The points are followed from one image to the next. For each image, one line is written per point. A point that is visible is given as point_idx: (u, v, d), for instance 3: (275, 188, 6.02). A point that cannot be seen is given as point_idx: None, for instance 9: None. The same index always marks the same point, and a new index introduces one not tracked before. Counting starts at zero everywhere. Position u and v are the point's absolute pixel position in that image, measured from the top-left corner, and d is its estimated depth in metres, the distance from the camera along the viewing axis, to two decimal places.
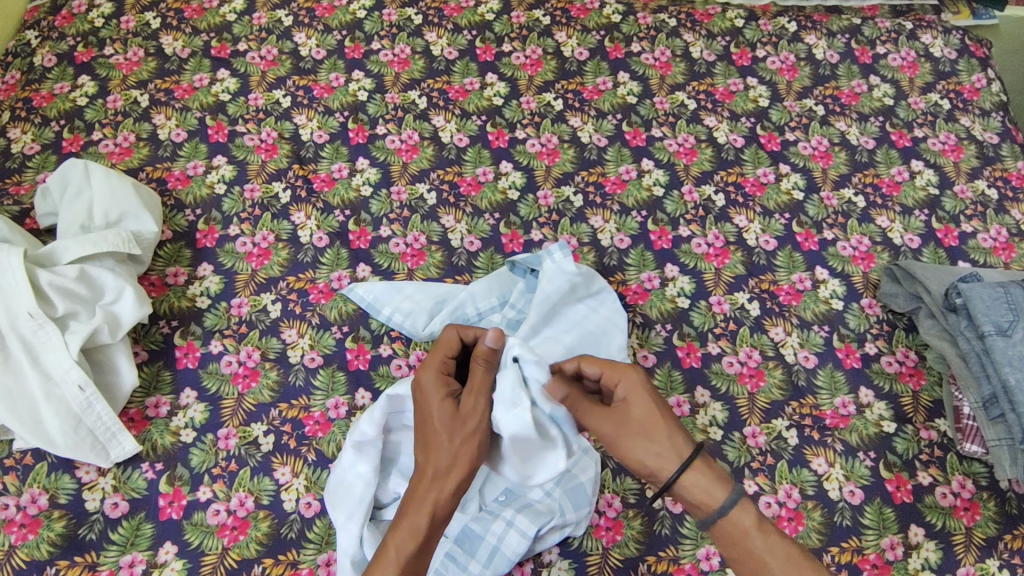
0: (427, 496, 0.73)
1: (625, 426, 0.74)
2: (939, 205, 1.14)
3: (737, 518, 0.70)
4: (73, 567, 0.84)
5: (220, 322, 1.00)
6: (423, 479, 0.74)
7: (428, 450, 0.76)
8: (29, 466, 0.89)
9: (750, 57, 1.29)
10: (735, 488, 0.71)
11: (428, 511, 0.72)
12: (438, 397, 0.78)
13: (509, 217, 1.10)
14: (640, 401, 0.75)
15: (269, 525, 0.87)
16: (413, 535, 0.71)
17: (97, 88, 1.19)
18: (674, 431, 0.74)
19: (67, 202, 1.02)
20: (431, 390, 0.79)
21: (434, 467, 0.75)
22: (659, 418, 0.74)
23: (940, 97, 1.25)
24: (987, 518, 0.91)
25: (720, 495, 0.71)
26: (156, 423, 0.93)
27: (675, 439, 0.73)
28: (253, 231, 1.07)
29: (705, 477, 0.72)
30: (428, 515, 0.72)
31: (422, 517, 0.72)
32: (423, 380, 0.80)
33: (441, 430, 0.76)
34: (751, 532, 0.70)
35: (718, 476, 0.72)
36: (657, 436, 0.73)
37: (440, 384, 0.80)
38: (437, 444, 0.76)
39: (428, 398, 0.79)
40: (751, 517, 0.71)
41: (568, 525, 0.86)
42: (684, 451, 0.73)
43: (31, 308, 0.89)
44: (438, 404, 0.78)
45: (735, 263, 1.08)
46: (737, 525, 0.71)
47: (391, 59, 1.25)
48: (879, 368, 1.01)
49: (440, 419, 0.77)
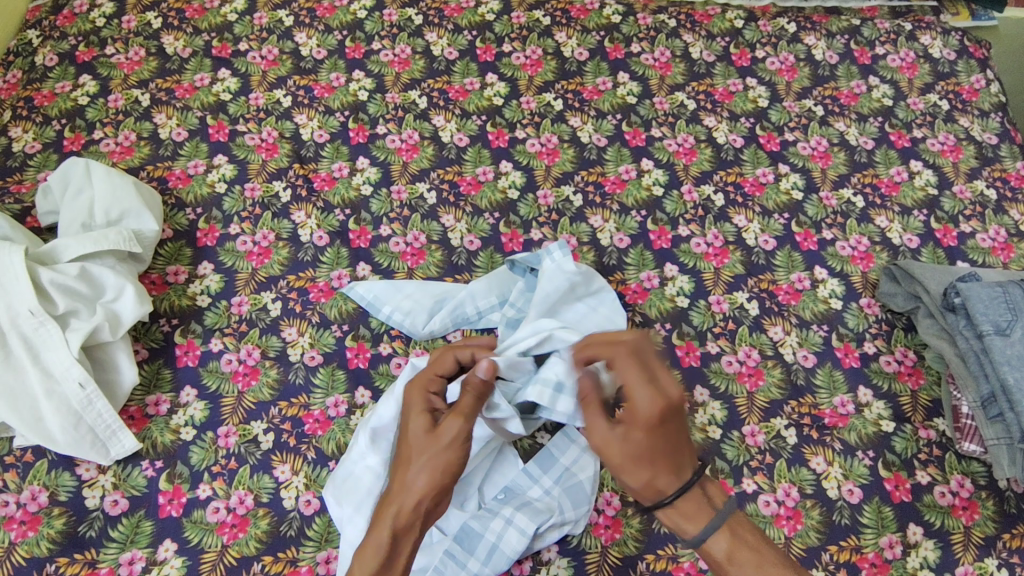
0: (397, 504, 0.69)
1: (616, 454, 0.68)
2: (938, 205, 1.14)
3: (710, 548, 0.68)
4: (73, 565, 0.84)
5: (220, 320, 1.00)
6: (395, 490, 0.70)
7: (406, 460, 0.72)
8: (30, 464, 0.90)
9: (749, 58, 1.29)
10: (715, 519, 0.67)
11: (394, 518, 0.68)
12: (419, 413, 0.75)
13: (509, 216, 1.10)
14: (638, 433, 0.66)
15: (268, 523, 0.87)
16: (376, 549, 0.67)
17: (98, 88, 1.20)
18: (663, 468, 0.67)
19: (68, 201, 1.02)
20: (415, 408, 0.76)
21: (406, 476, 0.70)
22: (656, 454, 0.66)
23: (939, 98, 1.26)
24: (985, 518, 0.91)
25: (692, 530, 0.67)
26: (156, 421, 0.93)
27: (664, 476, 0.67)
28: (254, 230, 1.07)
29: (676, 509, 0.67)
30: (391, 521, 0.68)
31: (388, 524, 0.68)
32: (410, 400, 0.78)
33: (418, 442, 0.72)
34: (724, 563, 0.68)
35: (702, 509, 0.67)
36: (642, 472, 0.67)
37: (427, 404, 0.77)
38: (413, 452, 0.71)
39: (410, 414, 0.76)
40: (725, 544, 0.67)
41: (566, 523, 0.86)
42: (671, 489, 0.67)
43: (32, 305, 0.89)
44: (420, 417, 0.74)
45: (734, 262, 1.08)
46: (710, 554, 0.68)
47: (392, 59, 1.25)
48: (877, 367, 1.01)
49: (420, 433, 0.73)
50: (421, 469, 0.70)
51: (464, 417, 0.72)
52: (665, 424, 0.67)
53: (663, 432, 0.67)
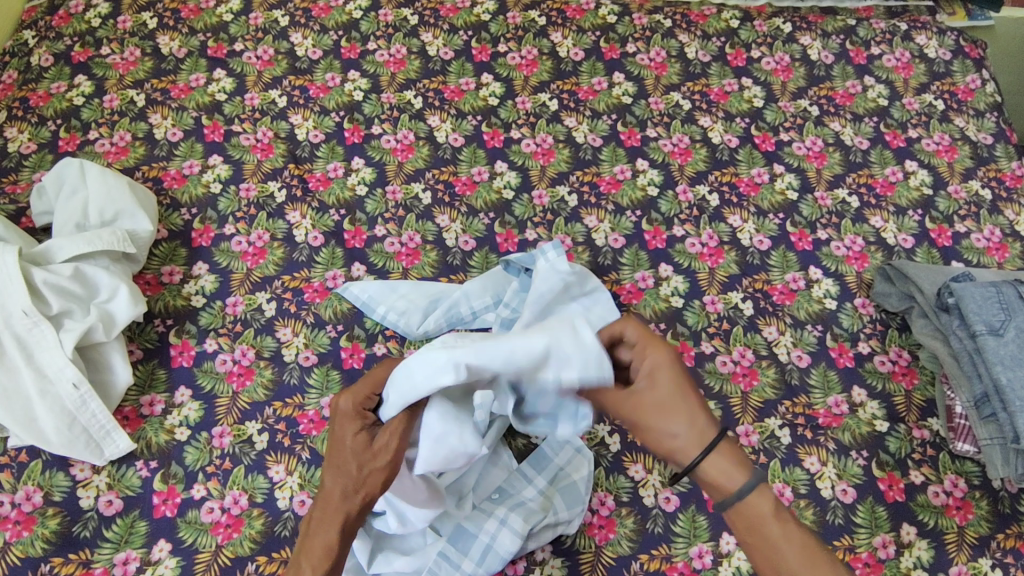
0: (323, 536, 0.71)
1: (660, 410, 0.68)
2: (933, 205, 1.14)
3: (748, 505, 0.66)
4: (67, 565, 0.84)
5: (215, 320, 1.00)
6: (325, 504, 0.72)
7: (334, 471, 0.72)
8: (24, 464, 0.90)
9: (745, 58, 1.29)
10: (755, 474, 0.66)
11: (328, 544, 0.71)
12: (352, 427, 0.74)
13: (504, 217, 1.10)
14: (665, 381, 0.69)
15: (263, 523, 0.87)
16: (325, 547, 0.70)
17: (94, 88, 1.20)
18: (700, 413, 0.68)
19: (63, 201, 1.02)
20: (347, 415, 0.75)
21: (337, 490, 0.72)
22: (691, 400, 0.68)
23: (934, 98, 1.26)
24: (979, 517, 0.91)
25: (739, 480, 0.66)
26: (151, 421, 0.93)
27: (700, 422, 0.68)
28: (249, 230, 1.07)
29: (721, 465, 0.66)
30: (326, 547, 0.70)
31: (320, 548, 0.70)
32: (340, 404, 0.76)
33: (351, 456, 0.72)
34: (767, 520, 0.66)
35: (741, 464, 0.67)
36: (683, 420, 0.67)
37: (359, 408, 0.75)
38: (342, 464, 0.72)
39: (341, 424, 0.74)
40: (770, 504, 0.66)
41: (560, 523, 0.87)
42: (711, 436, 0.67)
43: (26, 306, 0.89)
44: (352, 429, 0.73)
45: (729, 262, 1.08)
46: (749, 511, 0.66)
47: (387, 59, 1.25)
48: (872, 367, 1.01)
49: (350, 446, 0.72)
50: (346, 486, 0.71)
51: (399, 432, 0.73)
52: (682, 367, 0.71)
53: (686, 376, 0.70)
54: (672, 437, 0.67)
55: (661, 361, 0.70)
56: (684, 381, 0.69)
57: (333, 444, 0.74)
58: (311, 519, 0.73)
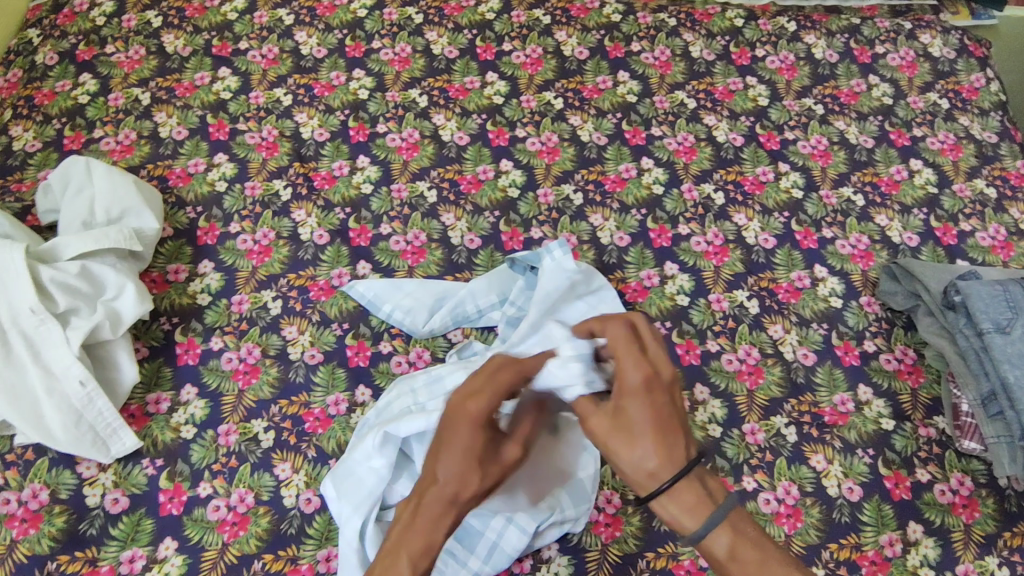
0: (427, 535, 0.58)
1: (622, 437, 0.61)
2: (938, 204, 1.14)
3: (709, 546, 0.60)
4: (74, 563, 0.84)
5: (220, 318, 1.00)
6: (436, 501, 0.59)
7: (453, 472, 0.59)
8: (31, 461, 0.90)
9: (749, 57, 1.29)
10: (719, 512, 0.60)
11: (431, 546, 0.58)
12: (483, 425, 0.61)
13: (509, 215, 1.10)
14: (631, 408, 0.61)
15: (269, 521, 0.87)
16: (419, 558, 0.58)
17: (98, 86, 1.20)
18: (657, 448, 0.60)
19: (69, 199, 1.02)
20: (472, 419, 0.61)
21: (458, 492, 0.59)
22: (650, 431, 0.61)
23: (939, 97, 1.26)
24: (985, 515, 0.91)
25: (693, 525, 0.60)
26: (157, 419, 0.93)
27: (654, 457, 0.60)
28: (254, 228, 1.08)
29: (675, 506, 0.60)
30: (429, 548, 0.58)
31: (424, 548, 0.58)
32: (472, 403, 0.61)
33: (478, 459, 0.60)
34: (723, 561, 0.60)
35: (704, 501, 0.60)
36: (634, 453, 0.61)
37: (491, 409, 0.62)
38: (468, 466, 0.59)
39: (470, 421, 0.61)
40: (728, 543, 0.60)
41: (567, 521, 0.87)
42: (664, 474, 0.60)
43: (33, 303, 0.89)
44: (483, 429, 0.61)
45: (734, 261, 1.08)
46: (710, 553, 0.61)
47: (391, 57, 1.25)
48: (877, 365, 1.01)
49: (479, 446, 0.60)
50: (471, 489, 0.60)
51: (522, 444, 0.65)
52: (656, 393, 0.62)
53: (660, 400, 0.62)
54: (619, 467, 0.62)
55: (629, 384, 0.62)
56: (652, 408, 0.61)
57: (454, 436, 0.60)
58: (411, 515, 0.59)
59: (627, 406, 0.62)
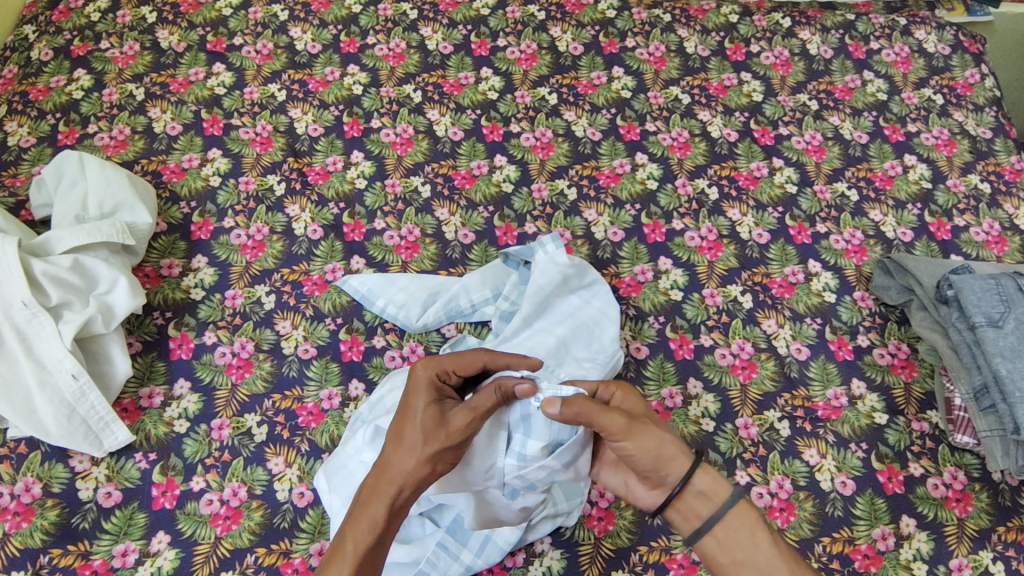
0: (370, 513, 0.66)
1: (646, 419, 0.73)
2: (932, 199, 1.15)
3: (746, 509, 0.70)
4: (66, 556, 0.84)
5: (214, 313, 1.00)
6: (380, 479, 0.68)
7: (400, 446, 0.69)
8: (23, 455, 0.90)
9: (744, 52, 1.29)
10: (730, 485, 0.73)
11: (375, 522, 0.65)
12: (426, 399, 0.71)
13: (503, 210, 1.10)
14: (636, 402, 0.76)
15: (262, 515, 0.87)
16: (369, 526, 0.65)
17: (93, 81, 1.20)
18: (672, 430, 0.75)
19: (62, 193, 1.02)
20: (422, 391, 0.71)
21: (399, 466, 0.68)
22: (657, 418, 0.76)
23: (933, 93, 1.26)
24: (979, 510, 0.91)
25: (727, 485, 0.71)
26: (150, 413, 0.93)
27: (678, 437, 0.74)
28: (248, 223, 1.07)
29: (710, 470, 0.72)
30: (372, 522, 0.65)
31: (367, 523, 0.65)
32: (418, 370, 0.72)
33: (418, 433, 0.68)
34: (757, 524, 0.69)
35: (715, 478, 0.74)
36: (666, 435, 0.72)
37: (435, 380, 0.72)
38: (410, 440, 0.68)
39: (415, 396, 0.71)
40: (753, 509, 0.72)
41: (559, 514, 0.87)
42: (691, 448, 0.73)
43: (25, 297, 0.89)
44: (427, 398, 0.71)
45: (728, 256, 1.08)
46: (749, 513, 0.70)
47: (386, 53, 1.25)
48: (871, 360, 1.01)
49: (420, 417, 0.70)
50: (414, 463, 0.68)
51: (474, 415, 0.71)
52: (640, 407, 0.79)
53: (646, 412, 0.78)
54: (662, 442, 0.71)
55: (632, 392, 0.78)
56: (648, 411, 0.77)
57: (403, 412, 0.71)
58: (364, 492, 0.68)
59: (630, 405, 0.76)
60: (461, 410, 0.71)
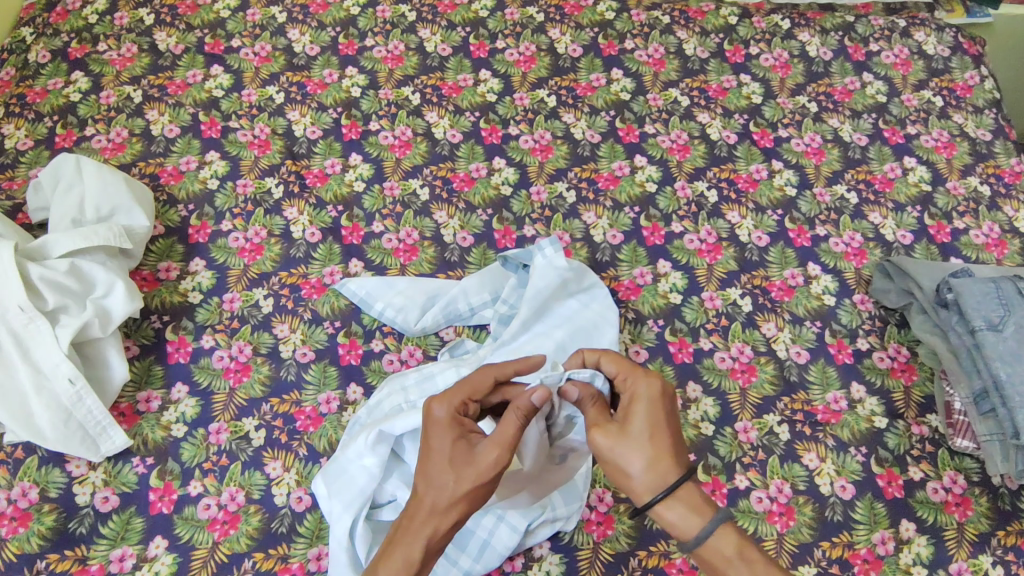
0: (404, 551, 0.66)
1: (617, 439, 0.70)
2: (931, 201, 1.14)
3: (716, 546, 0.68)
4: (63, 561, 0.84)
5: (212, 316, 1.00)
6: (412, 516, 0.67)
7: (427, 483, 0.67)
8: (20, 460, 0.89)
9: (743, 54, 1.29)
10: (717, 517, 0.68)
11: (409, 561, 0.66)
12: (449, 436, 0.69)
13: (502, 212, 1.10)
14: (639, 414, 0.71)
15: (260, 520, 0.87)
16: (405, 564, 0.66)
17: (90, 84, 1.19)
18: (665, 452, 0.69)
19: (59, 196, 1.02)
20: (443, 424, 0.70)
21: (430, 504, 0.66)
22: (655, 436, 0.70)
23: (933, 94, 1.26)
24: (978, 513, 0.91)
25: (698, 524, 0.68)
26: (147, 417, 0.93)
27: (665, 459, 0.69)
28: (246, 226, 1.07)
29: (680, 507, 0.68)
30: (406, 561, 0.66)
31: (400, 561, 0.66)
32: (436, 409, 0.70)
33: (447, 469, 0.67)
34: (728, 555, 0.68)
35: (703, 503, 0.69)
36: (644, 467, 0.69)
37: (454, 416, 0.70)
38: (437, 479, 0.67)
39: (437, 431, 0.69)
40: (730, 545, 0.68)
41: (558, 519, 0.86)
42: (675, 475, 0.69)
43: (22, 301, 0.89)
44: (448, 436, 0.69)
45: (727, 258, 1.08)
46: (715, 550, 0.68)
47: (385, 55, 1.25)
48: (871, 363, 1.01)
49: (446, 455, 0.68)
50: (444, 500, 0.66)
51: (501, 449, 0.68)
52: (665, 401, 0.72)
53: (663, 411, 0.71)
54: (629, 475, 0.69)
55: (638, 396, 0.72)
56: (651, 419, 0.70)
57: (425, 450, 0.69)
58: (396, 529, 0.68)
59: (633, 411, 0.71)
60: (487, 442, 0.68)
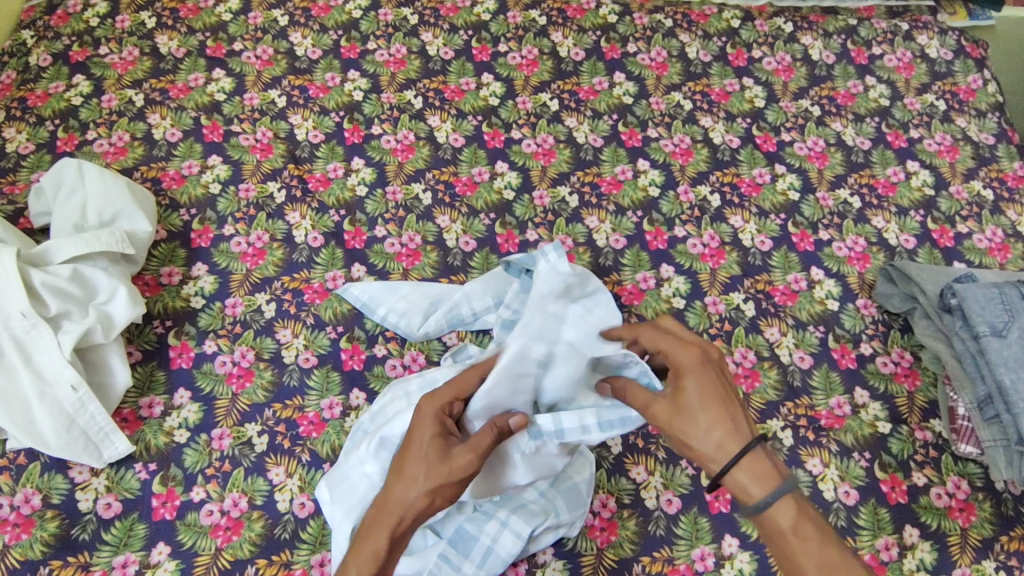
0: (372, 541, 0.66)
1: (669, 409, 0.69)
2: (934, 206, 1.14)
3: (771, 516, 0.65)
4: (66, 568, 0.83)
5: (214, 322, 1.00)
6: (381, 509, 0.68)
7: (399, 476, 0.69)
8: (23, 466, 0.89)
9: (746, 58, 1.29)
10: (782, 485, 0.65)
11: (377, 551, 0.66)
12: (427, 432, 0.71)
13: (505, 217, 1.10)
14: (692, 379, 0.69)
15: (263, 526, 0.87)
16: (372, 554, 0.66)
17: (92, 87, 1.19)
18: (722, 420, 0.67)
19: (61, 201, 1.01)
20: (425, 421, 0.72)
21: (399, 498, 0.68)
22: (711, 403, 0.68)
23: (936, 98, 1.26)
24: (982, 519, 0.91)
25: (758, 493, 0.65)
26: (150, 423, 0.93)
27: (719, 426, 0.67)
28: (248, 230, 1.07)
29: (743, 474, 0.66)
30: (374, 552, 0.66)
31: (369, 553, 0.66)
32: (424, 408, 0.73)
33: (420, 464, 0.68)
34: (787, 533, 0.64)
35: (770, 473, 0.66)
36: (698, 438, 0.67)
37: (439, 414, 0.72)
38: (408, 473, 0.69)
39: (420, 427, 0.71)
40: (790, 517, 0.64)
41: (562, 525, 0.86)
42: (732, 443, 0.66)
43: (24, 307, 0.89)
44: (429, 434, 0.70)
45: (730, 263, 1.08)
46: (774, 523, 0.65)
47: (387, 58, 1.25)
48: (874, 368, 1.01)
49: (423, 449, 0.69)
50: (412, 495, 0.67)
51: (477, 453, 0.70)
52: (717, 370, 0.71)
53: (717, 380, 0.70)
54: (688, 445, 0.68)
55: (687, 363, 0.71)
56: (704, 385, 0.69)
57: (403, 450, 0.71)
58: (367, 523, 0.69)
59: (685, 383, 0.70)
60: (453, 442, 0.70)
